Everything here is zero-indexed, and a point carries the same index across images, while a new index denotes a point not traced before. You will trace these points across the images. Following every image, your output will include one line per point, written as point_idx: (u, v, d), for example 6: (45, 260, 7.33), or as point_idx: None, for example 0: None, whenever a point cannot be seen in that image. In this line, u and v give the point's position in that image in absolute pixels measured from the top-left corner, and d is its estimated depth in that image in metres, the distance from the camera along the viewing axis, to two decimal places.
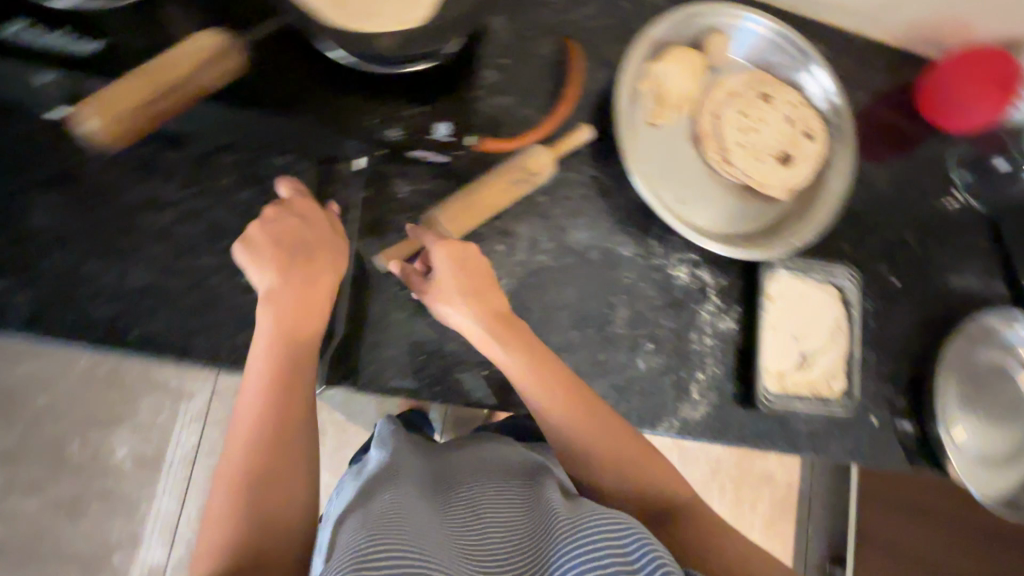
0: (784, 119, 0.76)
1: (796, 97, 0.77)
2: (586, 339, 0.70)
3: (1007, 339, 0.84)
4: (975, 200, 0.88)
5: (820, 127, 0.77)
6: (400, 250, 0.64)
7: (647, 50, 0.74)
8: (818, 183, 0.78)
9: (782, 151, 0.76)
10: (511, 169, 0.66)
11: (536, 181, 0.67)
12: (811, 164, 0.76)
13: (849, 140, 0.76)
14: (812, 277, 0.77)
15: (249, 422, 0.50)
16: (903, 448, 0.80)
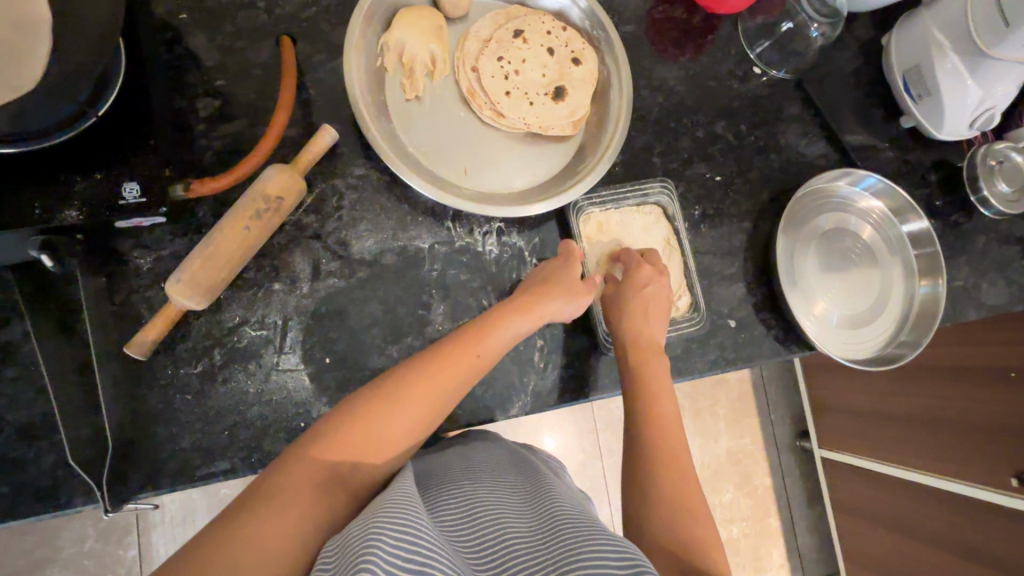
0: (544, 52, 0.72)
1: (551, 24, 0.73)
2: (408, 349, 0.65)
3: (841, 197, 0.83)
4: (776, 70, 0.84)
5: (584, 48, 0.72)
6: (148, 331, 0.56)
7: (373, 22, 0.67)
8: (602, 104, 0.73)
9: (553, 85, 0.71)
10: (247, 202, 0.58)
11: (287, 208, 0.59)
12: (585, 88, 0.72)
13: (615, 49, 0.72)
14: (626, 203, 0.74)
15: (399, 415, 0.51)
16: (773, 340, 0.78)
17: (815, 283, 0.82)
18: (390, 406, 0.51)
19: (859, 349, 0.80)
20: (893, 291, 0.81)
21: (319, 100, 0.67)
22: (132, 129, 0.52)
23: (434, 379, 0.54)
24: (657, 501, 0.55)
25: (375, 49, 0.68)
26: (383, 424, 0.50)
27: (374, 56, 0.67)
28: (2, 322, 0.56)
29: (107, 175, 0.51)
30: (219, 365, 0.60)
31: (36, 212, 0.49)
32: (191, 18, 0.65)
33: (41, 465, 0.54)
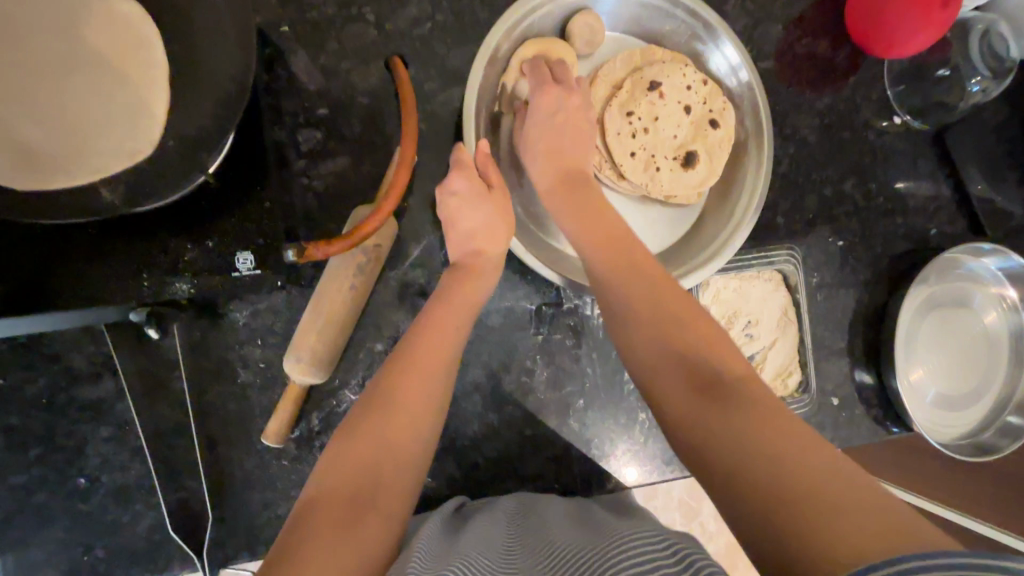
0: (680, 110, 0.64)
1: (692, 76, 0.64)
2: (508, 418, 0.62)
3: (969, 272, 0.77)
4: (914, 119, 0.76)
5: (725, 107, 0.65)
6: (279, 417, 0.52)
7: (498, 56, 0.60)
8: (735, 173, 0.67)
9: (684, 148, 0.64)
10: (341, 261, 0.52)
11: (384, 256, 0.53)
12: (718, 156, 0.65)
13: (762, 118, 0.64)
14: (747, 270, 0.68)
15: (382, 413, 0.43)
16: (869, 417, 0.74)
17: (918, 354, 0.78)
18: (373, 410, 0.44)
19: (954, 431, 0.77)
20: (998, 376, 0.77)
21: (428, 139, 0.60)
22: (243, 189, 0.46)
23: (416, 366, 0.46)
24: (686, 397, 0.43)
25: (496, 82, 0.61)
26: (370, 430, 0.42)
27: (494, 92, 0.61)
28: (91, 378, 0.51)
29: (219, 244, 0.45)
30: (316, 430, 0.56)
31: (144, 284, 0.43)
32: (293, 30, 0.56)
33: (139, 528, 0.52)
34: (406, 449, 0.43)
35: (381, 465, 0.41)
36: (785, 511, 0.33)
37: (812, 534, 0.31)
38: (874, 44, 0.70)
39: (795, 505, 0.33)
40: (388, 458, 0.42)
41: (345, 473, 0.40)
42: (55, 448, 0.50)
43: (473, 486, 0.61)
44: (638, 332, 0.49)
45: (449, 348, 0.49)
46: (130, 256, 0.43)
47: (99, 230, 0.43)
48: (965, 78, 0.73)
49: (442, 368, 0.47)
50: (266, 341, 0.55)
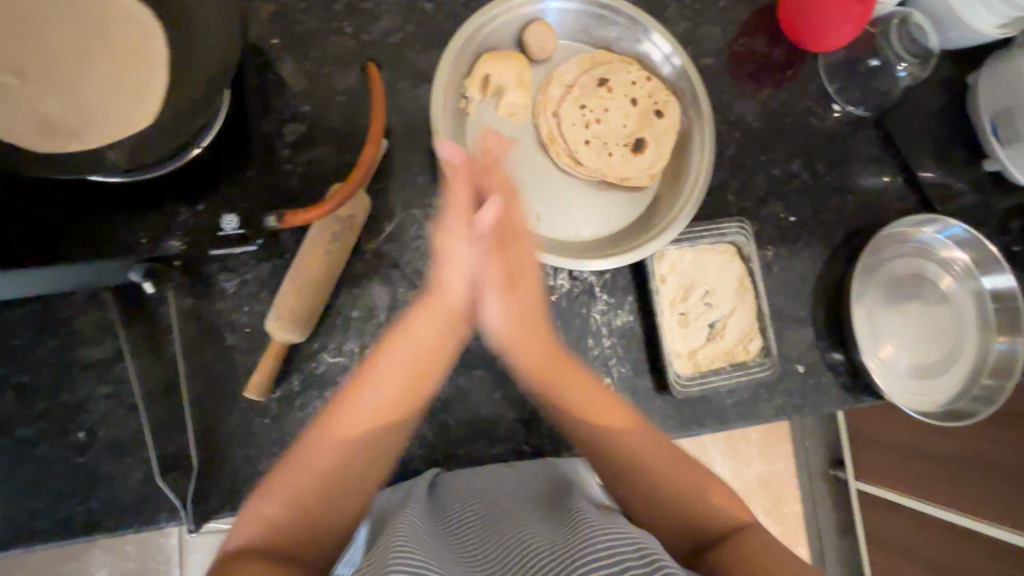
0: (627, 103, 0.71)
1: (637, 74, 0.72)
2: (478, 382, 0.65)
3: (921, 243, 0.80)
4: (856, 106, 0.82)
5: (668, 100, 0.72)
6: (261, 371, 0.57)
7: (460, 59, 0.67)
8: (682, 155, 0.73)
9: (633, 136, 0.71)
10: (319, 229, 0.58)
11: (358, 225, 0.60)
12: (665, 141, 0.71)
13: (701, 106, 0.71)
14: (700, 241, 0.72)
15: (314, 464, 0.51)
16: (839, 383, 0.76)
17: (885, 328, 0.80)
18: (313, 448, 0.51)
19: (931, 400, 0.77)
20: (968, 340, 0.79)
21: (400, 128, 0.67)
22: (231, 162, 0.53)
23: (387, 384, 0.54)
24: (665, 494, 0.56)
25: (461, 83, 0.67)
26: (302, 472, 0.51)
27: (459, 90, 0.67)
28: (95, 339, 0.57)
29: (209, 207, 0.52)
30: (297, 390, 0.61)
31: (143, 242, 0.50)
32: (282, 43, 0.65)
33: (130, 480, 0.56)
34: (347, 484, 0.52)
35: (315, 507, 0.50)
36: None
37: None
38: (806, 36, 0.76)
39: None
40: (327, 500, 0.50)
41: (286, 505, 0.49)
42: (59, 403, 0.56)
43: (445, 447, 0.64)
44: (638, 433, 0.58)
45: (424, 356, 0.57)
46: (132, 216, 0.50)
47: (105, 194, 0.50)
48: (893, 65, 0.79)
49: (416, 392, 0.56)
50: (252, 307, 0.60)
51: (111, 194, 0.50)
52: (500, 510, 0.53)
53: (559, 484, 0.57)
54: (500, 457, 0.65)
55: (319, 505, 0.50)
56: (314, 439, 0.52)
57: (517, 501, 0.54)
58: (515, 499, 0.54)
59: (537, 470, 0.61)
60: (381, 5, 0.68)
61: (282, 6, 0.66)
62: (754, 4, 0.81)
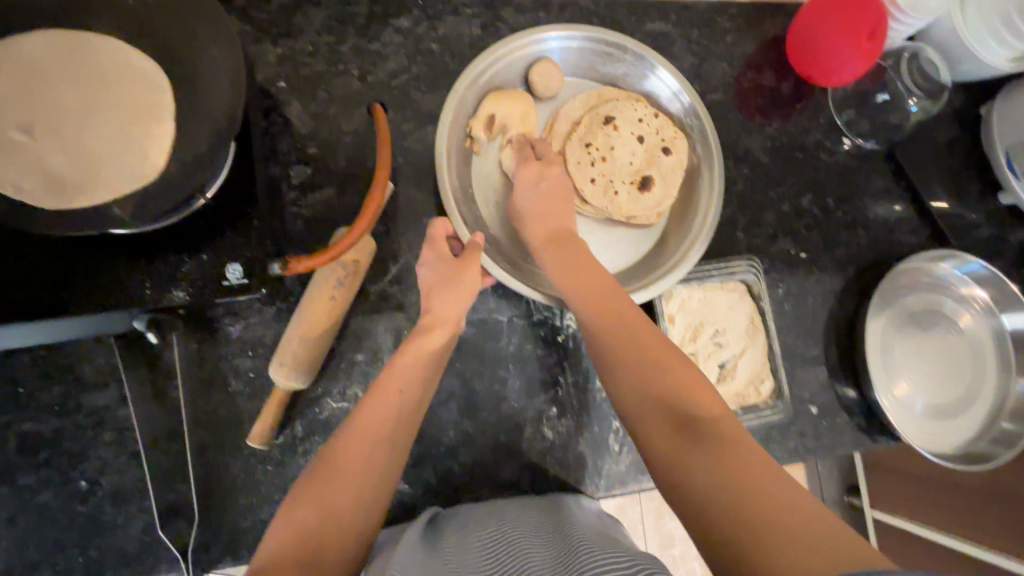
0: (634, 140, 0.70)
1: (644, 111, 0.71)
2: (483, 425, 0.65)
3: (937, 279, 0.79)
4: (866, 140, 0.81)
5: (675, 136, 0.71)
6: (262, 420, 0.56)
7: (464, 99, 0.66)
8: (690, 192, 0.72)
9: (640, 174, 0.70)
10: (324, 274, 0.58)
11: (363, 269, 0.60)
12: (672, 178, 0.71)
13: (709, 142, 0.70)
14: (710, 280, 0.71)
15: (346, 466, 0.47)
16: (853, 424, 0.74)
17: (900, 366, 0.78)
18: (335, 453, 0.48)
19: (949, 442, 0.75)
20: (987, 381, 0.76)
21: (405, 169, 0.67)
22: (235, 211, 0.53)
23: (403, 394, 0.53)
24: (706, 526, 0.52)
25: (466, 123, 0.66)
26: (336, 488, 0.46)
27: (464, 129, 0.66)
28: (100, 385, 0.57)
29: (212, 257, 0.51)
30: (301, 436, 0.60)
31: (147, 293, 0.50)
32: (288, 85, 0.66)
33: (132, 529, 0.55)
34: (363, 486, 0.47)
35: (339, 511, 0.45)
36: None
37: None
38: (814, 71, 0.76)
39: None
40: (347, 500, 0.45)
41: (307, 519, 0.43)
42: (62, 451, 0.55)
43: (449, 492, 0.63)
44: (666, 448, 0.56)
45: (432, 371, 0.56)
46: (136, 268, 0.50)
47: (111, 246, 0.50)
48: (904, 99, 0.78)
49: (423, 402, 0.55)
50: (257, 351, 0.60)
51: (117, 246, 0.50)
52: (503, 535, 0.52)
53: (560, 514, 0.57)
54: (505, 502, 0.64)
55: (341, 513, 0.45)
56: (338, 447, 0.48)
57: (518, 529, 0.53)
58: (515, 527, 0.54)
59: (537, 503, 0.60)
60: (387, 46, 0.68)
61: (289, 49, 0.66)
62: (761, 38, 0.81)
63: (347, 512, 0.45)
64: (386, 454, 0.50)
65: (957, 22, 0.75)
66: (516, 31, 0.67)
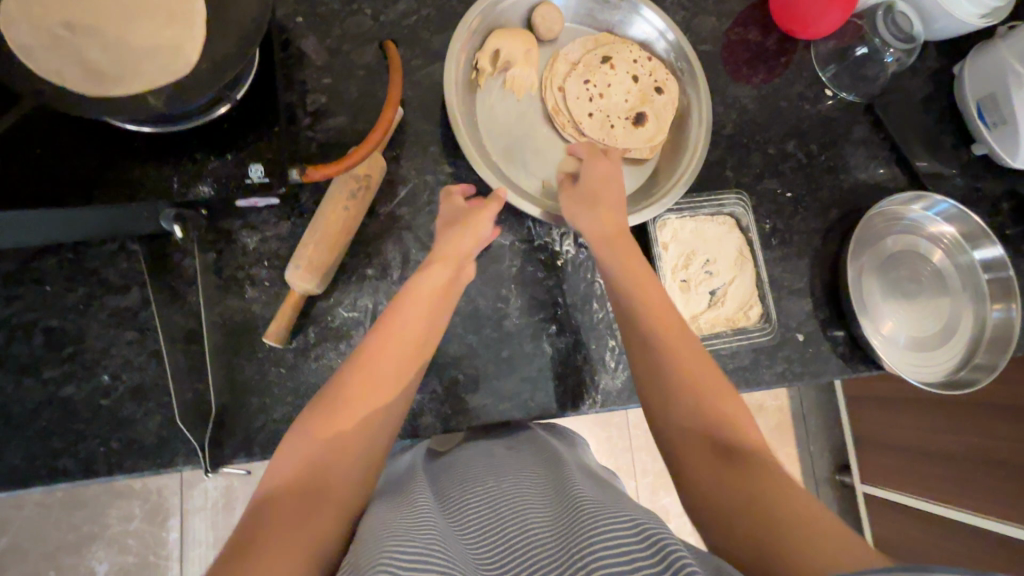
0: (629, 79, 0.75)
1: (639, 54, 0.76)
2: (486, 341, 0.68)
3: (910, 221, 0.83)
4: (846, 92, 0.86)
5: (668, 78, 0.76)
6: (278, 320, 0.59)
7: (472, 33, 0.71)
8: (682, 129, 0.76)
9: (634, 111, 0.75)
10: (339, 186, 0.62)
11: (375, 184, 0.63)
12: (665, 116, 0.75)
13: (698, 80, 0.74)
14: (700, 212, 0.76)
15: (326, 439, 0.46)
16: (838, 354, 0.78)
17: (882, 304, 0.82)
18: (308, 437, 0.47)
19: (932, 372, 0.79)
20: (964, 313, 0.81)
21: (414, 101, 0.71)
22: (258, 117, 0.56)
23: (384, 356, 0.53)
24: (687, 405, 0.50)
25: (473, 57, 0.72)
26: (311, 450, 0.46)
27: (471, 61, 0.71)
28: (123, 288, 0.60)
29: (236, 157, 0.55)
30: (313, 342, 0.63)
31: (175, 187, 0.53)
32: (305, 21, 0.70)
33: (150, 424, 0.58)
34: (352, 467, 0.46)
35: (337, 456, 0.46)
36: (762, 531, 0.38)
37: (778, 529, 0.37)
38: (793, 24, 0.81)
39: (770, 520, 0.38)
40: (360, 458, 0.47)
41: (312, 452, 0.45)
42: (85, 347, 0.58)
43: (453, 402, 0.66)
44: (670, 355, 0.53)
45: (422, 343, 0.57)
46: (166, 166, 0.53)
47: (142, 142, 0.53)
48: (881, 53, 0.84)
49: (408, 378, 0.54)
50: (272, 262, 0.63)
51: (146, 142, 0.53)
52: (500, 492, 0.51)
53: (562, 468, 0.55)
54: (507, 413, 0.67)
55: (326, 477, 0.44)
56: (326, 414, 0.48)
57: (517, 486, 0.52)
58: (513, 481, 0.53)
59: (535, 457, 0.59)
60: None
61: None
62: None
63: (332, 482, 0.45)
64: (371, 445, 0.49)
65: None
66: None
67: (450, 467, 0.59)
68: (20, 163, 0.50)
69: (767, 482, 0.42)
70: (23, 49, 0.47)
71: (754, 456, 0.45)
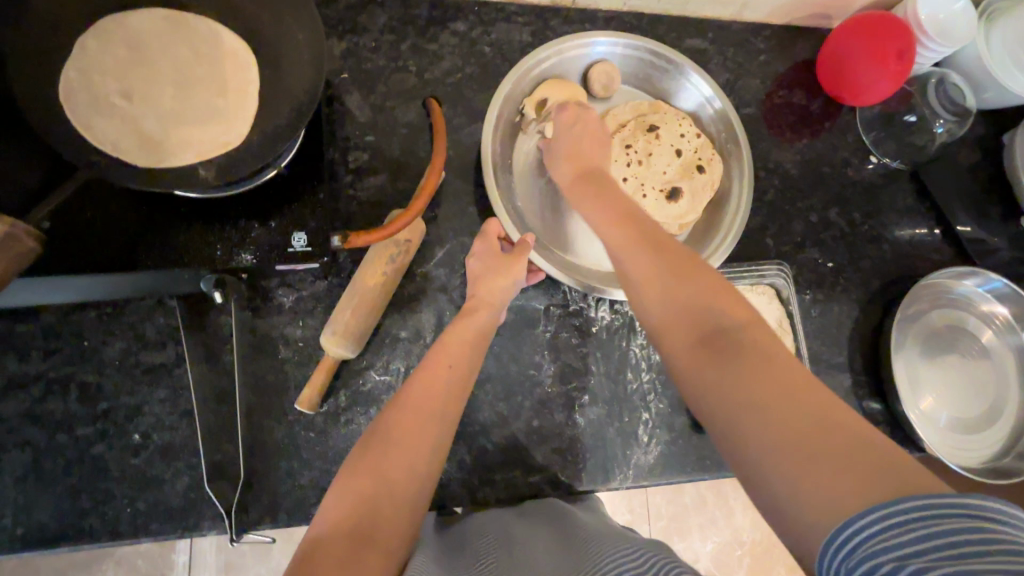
0: (672, 152, 0.73)
1: (688, 128, 0.74)
2: (517, 408, 0.66)
3: (959, 295, 0.80)
4: (891, 160, 0.84)
5: (713, 158, 0.74)
6: (312, 384, 0.59)
7: (523, 80, 0.71)
8: (718, 211, 0.75)
9: (671, 184, 0.73)
10: (379, 250, 0.61)
11: (412, 250, 0.63)
12: (700, 196, 0.73)
13: (744, 166, 0.74)
14: (740, 282, 0.74)
15: (385, 466, 0.45)
16: (876, 432, 0.75)
17: (925, 380, 0.79)
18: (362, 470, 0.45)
19: (974, 456, 0.76)
20: (1012, 397, 0.77)
21: (455, 160, 0.71)
22: (304, 186, 0.56)
23: (431, 374, 0.53)
24: (690, 301, 0.47)
25: (520, 101, 0.72)
26: (359, 478, 0.44)
27: (517, 106, 0.72)
28: (159, 344, 0.60)
29: (280, 225, 0.54)
30: (343, 406, 0.62)
31: (217, 254, 0.53)
32: (351, 77, 0.70)
33: (178, 485, 0.57)
34: (399, 496, 0.45)
35: (387, 494, 0.44)
36: (795, 451, 0.34)
37: (806, 452, 0.34)
38: (844, 91, 0.80)
39: (808, 452, 0.33)
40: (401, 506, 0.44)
41: (366, 485, 0.44)
42: (118, 405, 0.58)
43: (481, 472, 0.65)
44: (664, 299, 0.48)
45: (469, 361, 0.56)
46: (210, 231, 0.53)
47: (190, 208, 0.53)
48: (930, 122, 0.81)
49: (455, 390, 0.53)
50: (307, 322, 0.63)
51: (193, 208, 0.53)
52: (524, 544, 0.50)
53: (569, 513, 0.57)
54: (537, 485, 0.65)
55: (373, 509, 0.43)
56: (381, 434, 0.48)
57: (540, 538, 0.52)
58: (536, 534, 0.53)
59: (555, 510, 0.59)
60: (443, 48, 0.73)
61: (353, 44, 0.71)
62: (793, 60, 0.85)
63: (391, 505, 0.44)
64: (419, 469, 0.47)
65: (979, 48, 0.79)
66: (594, 31, 0.73)
67: (466, 525, 0.58)
68: (72, 227, 0.50)
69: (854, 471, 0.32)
70: (78, 117, 0.47)
71: (766, 351, 0.41)
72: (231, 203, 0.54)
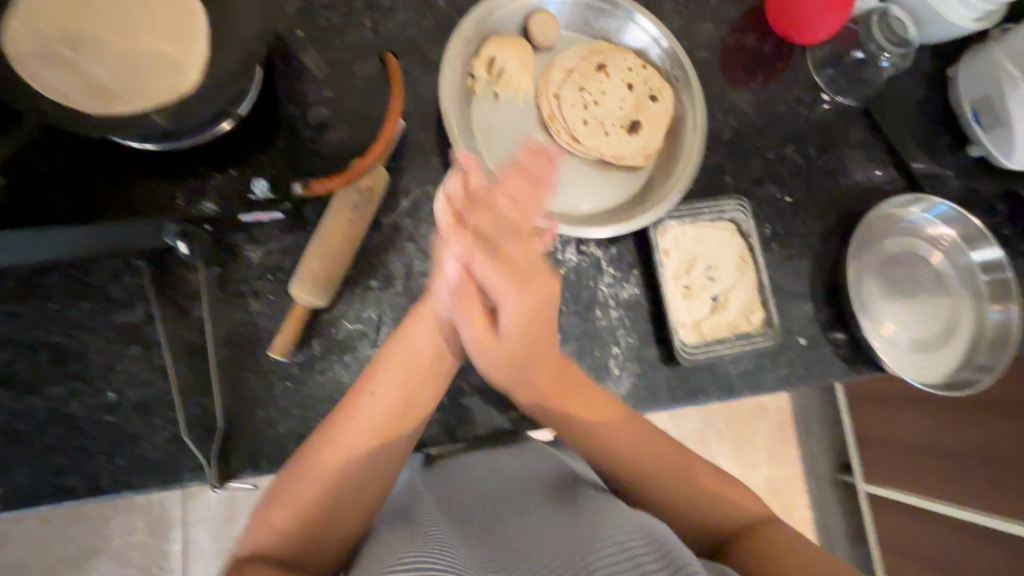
0: (623, 87, 0.77)
1: (633, 61, 0.77)
2: None
3: (909, 223, 0.84)
4: (844, 97, 0.86)
5: (663, 86, 0.77)
6: (284, 333, 0.60)
7: (469, 41, 0.72)
8: (675, 139, 0.77)
9: (629, 119, 0.76)
10: (342, 198, 0.62)
11: (376, 198, 0.64)
12: (657, 126, 0.76)
13: (693, 91, 0.76)
14: (702, 218, 0.76)
15: (323, 477, 0.53)
16: (839, 357, 0.78)
17: (884, 307, 0.82)
18: (317, 472, 0.53)
19: (932, 373, 0.79)
20: (964, 314, 0.81)
21: (415, 112, 0.71)
22: (261, 134, 0.56)
23: (394, 386, 0.57)
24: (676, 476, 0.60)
25: (469, 63, 0.72)
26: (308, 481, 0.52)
27: (468, 68, 0.72)
28: (127, 304, 0.60)
29: (240, 172, 0.55)
30: (318, 355, 0.63)
31: (179, 204, 0.53)
32: (305, 35, 0.70)
33: (156, 439, 0.58)
34: (343, 508, 0.53)
35: (336, 503, 0.53)
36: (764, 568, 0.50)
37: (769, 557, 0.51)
38: (792, 30, 0.82)
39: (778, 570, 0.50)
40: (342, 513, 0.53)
41: (320, 491, 0.52)
42: (90, 365, 0.58)
43: (459, 412, 0.66)
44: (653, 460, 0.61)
45: (434, 367, 0.58)
46: (170, 182, 0.53)
47: (147, 159, 0.53)
48: (875, 57, 0.83)
49: (418, 399, 0.57)
50: (276, 275, 0.63)
51: (150, 159, 0.53)
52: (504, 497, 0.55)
53: (558, 482, 0.58)
54: None
55: (323, 517, 0.52)
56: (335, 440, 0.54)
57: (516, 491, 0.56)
58: (514, 487, 0.57)
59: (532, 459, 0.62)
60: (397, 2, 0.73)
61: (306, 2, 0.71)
62: (744, 5, 0.87)
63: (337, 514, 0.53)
64: (369, 473, 0.55)
65: None
66: None
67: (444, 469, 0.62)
68: (28, 182, 0.51)
69: (786, 554, 0.50)
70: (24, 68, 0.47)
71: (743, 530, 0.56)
72: (185, 153, 0.54)
